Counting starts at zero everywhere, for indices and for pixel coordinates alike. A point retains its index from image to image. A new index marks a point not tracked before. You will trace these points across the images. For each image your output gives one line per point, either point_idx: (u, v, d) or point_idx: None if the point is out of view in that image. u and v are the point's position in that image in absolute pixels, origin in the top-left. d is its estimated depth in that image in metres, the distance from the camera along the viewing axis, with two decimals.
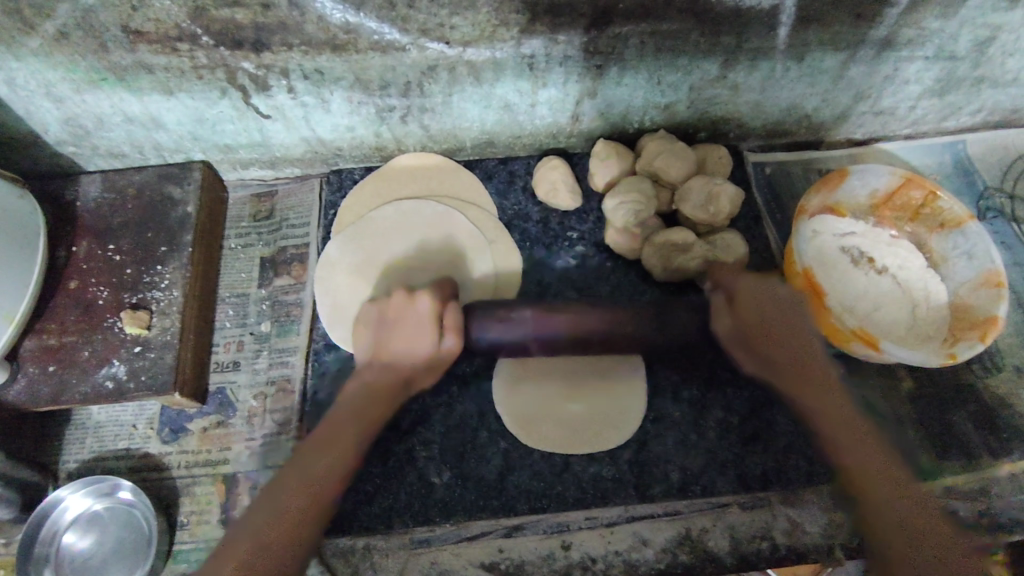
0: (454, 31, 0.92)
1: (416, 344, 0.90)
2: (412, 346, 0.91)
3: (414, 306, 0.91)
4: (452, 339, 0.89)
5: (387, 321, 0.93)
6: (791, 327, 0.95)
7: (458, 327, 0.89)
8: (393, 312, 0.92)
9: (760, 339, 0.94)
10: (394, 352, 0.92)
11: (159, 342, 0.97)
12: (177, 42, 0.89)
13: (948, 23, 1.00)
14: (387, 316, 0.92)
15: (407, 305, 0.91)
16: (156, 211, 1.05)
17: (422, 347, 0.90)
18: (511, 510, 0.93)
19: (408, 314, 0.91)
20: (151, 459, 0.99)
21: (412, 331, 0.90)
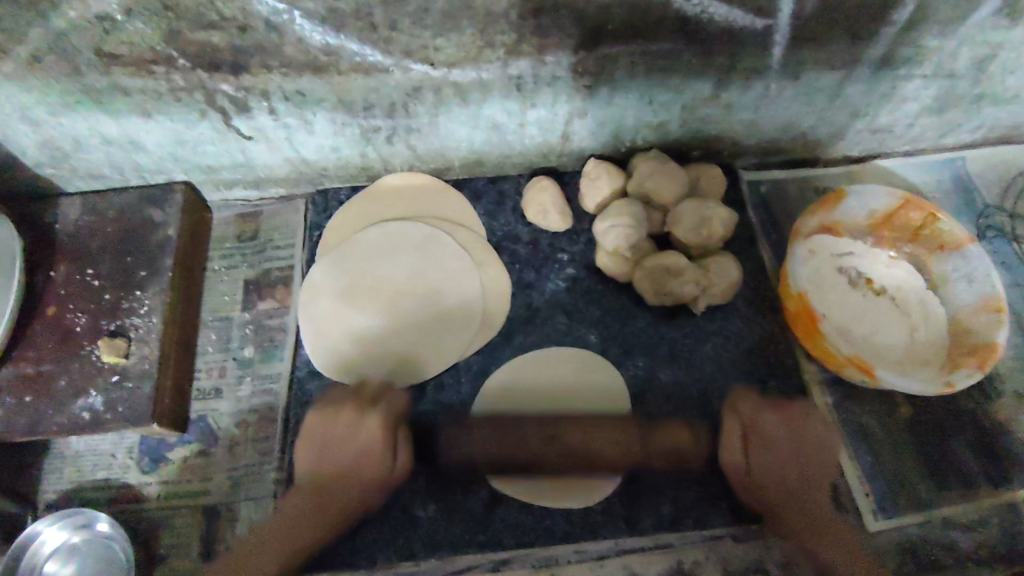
0: (438, 52, 0.90)
1: (365, 451, 0.86)
2: (358, 467, 0.86)
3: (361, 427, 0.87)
4: (403, 464, 0.88)
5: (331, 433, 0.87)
6: (813, 453, 0.90)
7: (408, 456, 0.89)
8: (335, 429, 0.87)
9: (752, 442, 0.89)
10: (337, 461, 0.86)
11: (137, 371, 0.95)
12: (153, 65, 0.87)
13: (947, 42, 0.97)
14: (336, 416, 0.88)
15: (360, 424, 0.87)
16: (137, 235, 1.03)
17: (378, 455, 0.86)
18: (498, 544, 0.90)
19: (349, 431, 0.87)
20: (130, 490, 0.97)
21: (363, 460, 0.85)
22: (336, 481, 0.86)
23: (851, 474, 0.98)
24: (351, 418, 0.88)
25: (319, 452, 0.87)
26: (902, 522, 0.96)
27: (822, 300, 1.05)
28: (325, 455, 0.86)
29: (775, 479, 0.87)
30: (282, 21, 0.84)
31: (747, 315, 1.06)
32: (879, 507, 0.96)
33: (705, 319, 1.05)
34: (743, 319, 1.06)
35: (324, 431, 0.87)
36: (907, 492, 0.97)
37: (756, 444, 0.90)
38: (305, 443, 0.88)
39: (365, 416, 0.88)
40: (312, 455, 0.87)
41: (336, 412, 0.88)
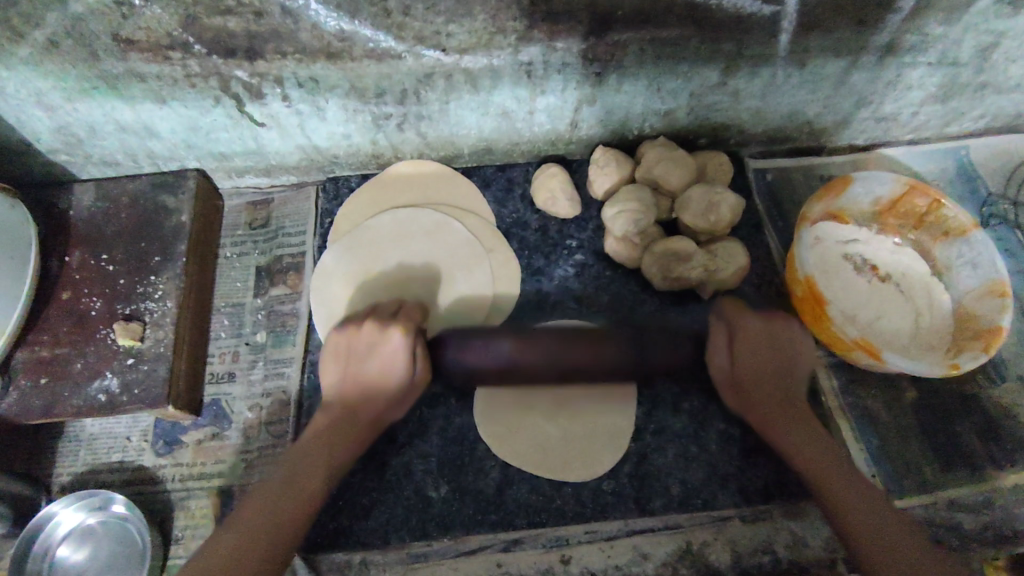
0: (450, 39, 0.91)
1: (385, 376, 0.89)
2: (378, 373, 0.89)
3: (378, 354, 0.89)
4: (422, 365, 0.90)
5: (352, 343, 0.90)
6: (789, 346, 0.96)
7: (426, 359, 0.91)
8: (361, 361, 0.89)
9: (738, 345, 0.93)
10: (361, 387, 0.90)
11: (152, 354, 0.96)
12: (168, 51, 0.88)
13: (952, 29, 0.98)
14: (352, 335, 0.90)
15: (378, 337, 0.88)
16: (150, 220, 1.04)
17: (397, 375, 0.88)
18: (510, 525, 0.91)
19: (370, 338, 0.88)
20: (145, 472, 0.98)
21: (375, 381, 0.89)
22: (358, 385, 0.90)
23: (857, 456, 0.99)
24: (370, 334, 0.89)
25: (342, 372, 0.90)
26: (908, 503, 0.97)
27: (830, 287, 1.06)
28: (335, 425, 0.89)
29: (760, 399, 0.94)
30: (298, 7, 0.84)
31: (754, 300, 1.07)
32: (885, 488, 0.98)
33: (713, 304, 1.06)
34: (750, 304, 1.07)
35: (346, 347, 0.91)
36: (913, 473, 0.98)
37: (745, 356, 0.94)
38: (331, 361, 0.91)
39: (383, 332, 0.88)
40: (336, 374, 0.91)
41: (357, 325, 0.90)
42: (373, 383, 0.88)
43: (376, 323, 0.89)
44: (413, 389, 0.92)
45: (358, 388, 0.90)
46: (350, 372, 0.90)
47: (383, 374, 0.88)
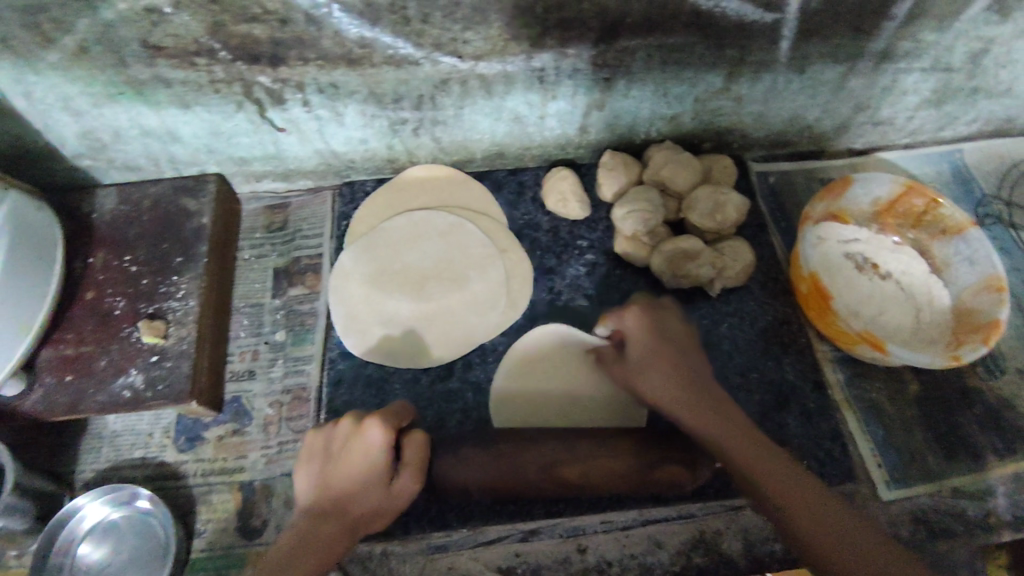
0: (466, 45, 0.95)
1: (368, 479, 0.82)
2: (362, 485, 0.82)
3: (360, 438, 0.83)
4: (406, 480, 0.85)
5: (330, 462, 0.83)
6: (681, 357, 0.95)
7: (417, 470, 0.85)
8: (338, 454, 0.83)
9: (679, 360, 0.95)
10: (342, 486, 0.82)
11: (175, 351, 0.98)
12: (195, 57, 0.92)
13: (944, 36, 1.03)
14: (335, 457, 0.83)
15: (358, 438, 0.83)
16: (172, 222, 1.07)
17: (379, 466, 0.82)
18: (527, 515, 0.93)
19: (352, 449, 0.83)
20: (167, 468, 1.00)
21: (359, 484, 0.82)
22: (336, 490, 0.82)
23: (863, 446, 1.01)
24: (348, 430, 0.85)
25: (320, 473, 0.83)
26: (914, 492, 0.99)
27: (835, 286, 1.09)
28: (317, 535, 0.80)
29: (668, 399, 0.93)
30: (321, 14, 0.88)
31: (760, 297, 1.11)
32: (892, 477, 1.00)
33: (721, 301, 1.10)
34: (757, 301, 1.10)
35: (324, 446, 0.85)
36: (918, 463, 1.01)
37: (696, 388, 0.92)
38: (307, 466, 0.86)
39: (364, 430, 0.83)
40: (313, 475, 0.84)
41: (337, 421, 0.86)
42: (355, 472, 0.82)
43: (353, 422, 0.84)
44: (396, 501, 0.84)
45: (341, 496, 0.82)
46: (331, 487, 0.82)
47: (369, 483, 0.82)
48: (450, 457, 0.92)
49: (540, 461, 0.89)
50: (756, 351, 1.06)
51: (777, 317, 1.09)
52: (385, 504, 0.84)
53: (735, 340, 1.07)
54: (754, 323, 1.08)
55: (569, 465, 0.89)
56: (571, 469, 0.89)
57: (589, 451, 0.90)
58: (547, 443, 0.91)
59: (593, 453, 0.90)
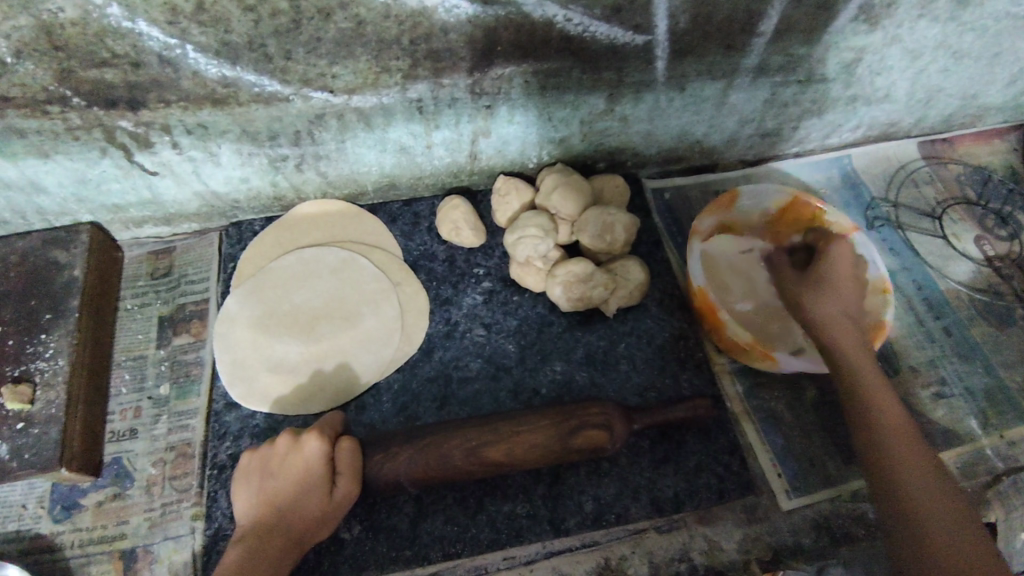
0: (336, 80, 0.93)
1: (306, 489, 0.82)
2: (302, 499, 0.82)
3: (297, 452, 0.84)
4: (343, 488, 0.83)
5: (267, 478, 0.84)
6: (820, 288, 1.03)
7: (355, 478, 0.84)
8: (279, 467, 0.83)
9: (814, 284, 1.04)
10: (281, 502, 0.82)
11: (44, 416, 0.92)
12: (47, 105, 0.87)
13: (815, 48, 1.05)
14: (277, 469, 0.83)
15: (296, 451, 0.84)
16: (41, 277, 1.01)
17: (316, 474, 0.82)
18: (425, 558, 0.91)
19: (291, 462, 0.83)
20: (43, 540, 0.94)
21: (298, 493, 0.82)
22: (277, 501, 0.82)
23: (763, 456, 1.02)
24: (286, 446, 0.85)
25: (259, 490, 0.83)
26: (816, 498, 1.00)
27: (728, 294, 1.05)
28: (257, 550, 0.79)
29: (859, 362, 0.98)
30: (176, 56, 0.84)
31: (657, 314, 1.11)
32: (792, 486, 1.00)
33: (618, 321, 1.09)
34: (654, 319, 1.11)
35: (262, 463, 0.85)
36: (817, 468, 1.02)
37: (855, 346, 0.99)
38: (245, 485, 0.85)
39: (301, 444, 0.84)
40: (253, 493, 0.83)
41: (274, 438, 0.86)
42: (293, 484, 0.82)
43: (291, 437, 0.85)
44: (339, 510, 0.83)
45: (281, 508, 0.82)
46: (268, 501, 0.82)
47: (304, 495, 0.82)
48: (378, 453, 0.87)
49: (464, 446, 0.86)
50: (654, 369, 1.06)
51: (675, 333, 1.10)
52: (327, 515, 0.83)
53: (633, 359, 1.07)
54: (652, 341, 1.09)
55: (493, 446, 0.87)
56: (496, 450, 0.87)
57: (510, 431, 0.88)
58: (469, 426, 0.89)
59: (515, 431, 0.88)
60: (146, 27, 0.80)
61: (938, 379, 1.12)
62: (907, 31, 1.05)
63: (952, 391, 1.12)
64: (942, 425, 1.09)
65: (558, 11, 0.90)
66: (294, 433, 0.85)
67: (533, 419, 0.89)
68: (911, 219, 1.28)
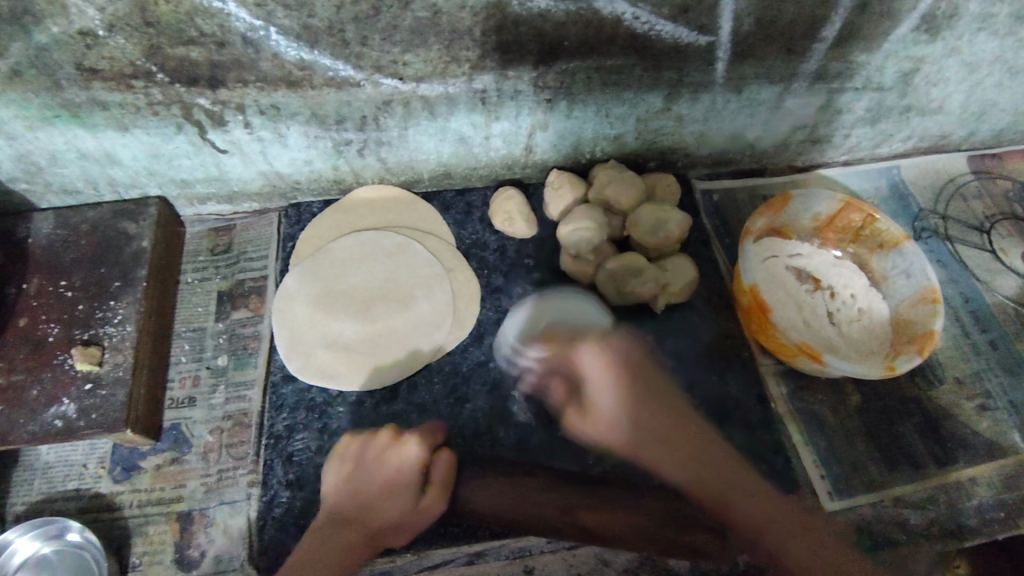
0: (406, 68, 0.96)
1: (398, 494, 0.86)
2: (390, 500, 0.86)
3: (397, 452, 0.88)
4: (427, 499, 0.87)
5: (357, 472, 0.88)
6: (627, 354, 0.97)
7: (442, 492, 0.88)
8: (374, 462, 0.88)
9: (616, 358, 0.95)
10: (366, 499, 0.86)
11: (111, 378, 0.96)
12: (131, 80, 0.91)
13: (874, 56, 1.06)
14: (374, 463, 0.87)
15: (393, 451, 0.88)
16: (111, 246, 1.05)
17: (411, 478, 0.87)
18: (472, 537, 0.93)
19: (391, 460, 0.87)
20: (102, 499, 0.97)
21: (389, 494, 0.86)
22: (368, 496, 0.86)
23: (806, 457, 1.04)
24: (385, 444, 0.89)
25: (350, 482, 0.87)
26: (857, 502, 1.01)
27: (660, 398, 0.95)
28: (328, 544, 0.83)
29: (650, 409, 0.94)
30: (258, 37, 0.88)
31: (703, 312, 1.13)
32: (834, 488, 1.02)
33: (665, 317, 1.11)
34: (701, 317, 1.12)
35: (359, 455, 0.89)
36: (859, 473, 1.03)
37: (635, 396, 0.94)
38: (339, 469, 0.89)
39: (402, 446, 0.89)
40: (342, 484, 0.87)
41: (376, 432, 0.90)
42: (385, 480, 0.86)
43: (393, 434, 0.90)
44: (418, 520, 0.87)
45: (367, 504, 0.86)
46: (354, 488, 0.86)
47: (390, 502, 0.86)
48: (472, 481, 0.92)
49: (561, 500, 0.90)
50: (700, 366, 1.08)
51: (721, 332, 1.12)
52: (407, 521, 0.86)
53: (680, 355, 1.08)
54: (698, 338, 1.10)
55: (591, 510, 0.90)
56: (592, 514, 0.90)
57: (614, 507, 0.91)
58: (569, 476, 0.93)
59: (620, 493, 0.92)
60: (234, 7, 0.84)
61: (983, 392, 1.11)
62: (966, 43, 1.06)
63: (997, 404, 1.10)
64: (986, 437, 1.07)
65: (628, 9, 0.92)
66: (396, 432, 0.90)
67: (631, 500, 0.93)
68: (958, 232, 1.27)
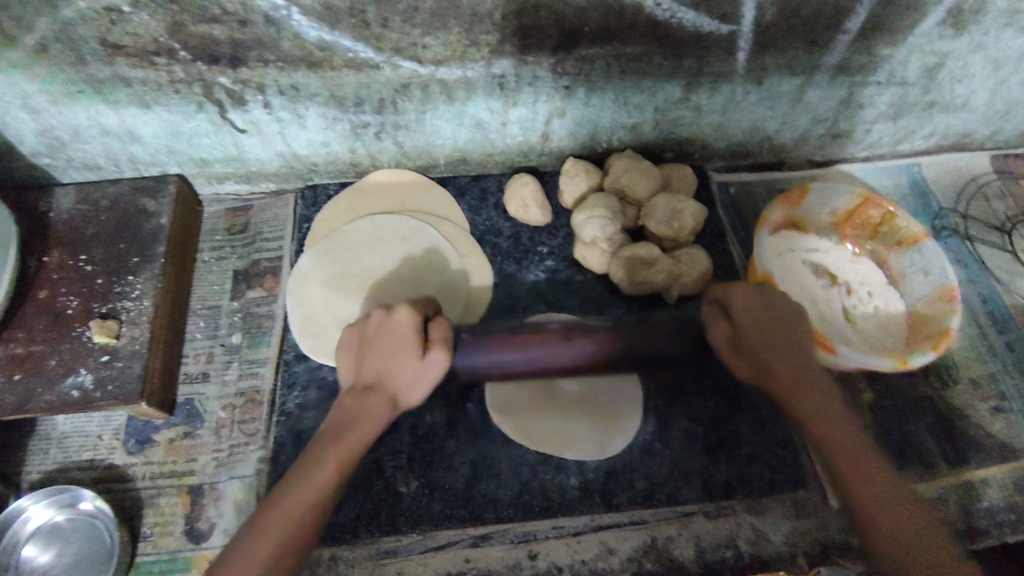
0: (425, 50, 0.96)
1: (406, 359, 0.81)
2: (394, 366, 0.81)
3: (392, 320, 0.83)
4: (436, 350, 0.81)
5: (365, 328, 0.84)
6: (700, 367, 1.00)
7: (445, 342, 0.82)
8: (373, 329, 0.83)
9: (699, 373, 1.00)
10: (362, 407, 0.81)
11: (127, 352, 0.97)
12: (155, 57, 0.92)
13: (898, 50, 1.05)
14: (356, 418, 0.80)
15: (388, 320, 0.83)
16: (131, 222, 1.07)
17: (410, 346, 0.81)
18: (479, 519, 0.93)
19: (387, 331, 0.82)
20: (115, 470, 0.99)
21: (391, 354, 0.81)
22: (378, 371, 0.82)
23: None
24: (380, 317, 0.84)
25: (358, 361, 0.83)
26: None
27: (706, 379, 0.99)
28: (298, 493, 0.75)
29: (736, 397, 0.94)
30: (280, 17, 0.88)
31: None
32: None
33: (677, 308, 1.11)
34: None
35: (359, 339, 0.84)
36: None
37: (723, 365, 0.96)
38: (344, 357, 0.85)
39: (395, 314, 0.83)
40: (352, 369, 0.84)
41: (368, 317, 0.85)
42: (386, 345, 0.82)
43: (385, 310, 0.84)
44: (427, 374, 0.82)
45: (367, 397, 0.81)
46: (362, 366, 0.83)
47: (401, 366, 0.81)
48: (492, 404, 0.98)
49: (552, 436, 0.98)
50: None
51: None
52: (417, 377, 0.81)
53: None
54: None
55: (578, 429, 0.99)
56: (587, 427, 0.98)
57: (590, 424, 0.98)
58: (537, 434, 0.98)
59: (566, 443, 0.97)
60: None
61: (998, 394, 1.09)
62: (992, 39, 1.04)
63: (1012, 406, 1.08)
64: (1000, 438, 1.06)
65: None
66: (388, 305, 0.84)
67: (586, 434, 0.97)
68: (978, 232, 1.25)
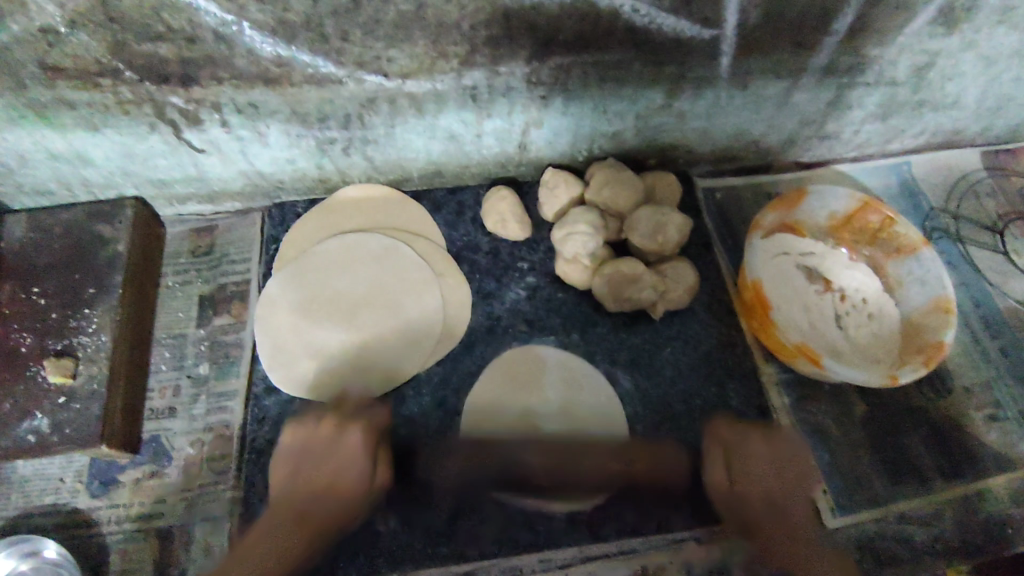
0: (390, 63, 0.90)
1: (344, 480, 0.87)
2: (333, 491, 0.87)
3: (341, 438, 0.89)
4: (381, 478, 0.90)
5: (312, 445, 0.89)
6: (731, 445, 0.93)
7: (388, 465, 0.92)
8: (319, 448, 0.89)
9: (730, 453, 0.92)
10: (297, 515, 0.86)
11: (86, 391, 0.92)
12: (99, 78, 0.85)
13: (887, 50, 1.00)
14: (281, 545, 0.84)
15: (338, 440, 0.89)
16: (86, 250, 1.01)
17: (355, 470, 0.88)
18: (460, 556, 0.89)
19: (335, 448, 0.89)
20: (79, 515, 0.94)
21: (335, 471, 0.88)
22: (312, 494, 0.87)
23: None
24: (329, 432, 0.89)
25: (294, 475, 0.88)
26: (861, 518, 0.98)
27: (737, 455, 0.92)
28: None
29: (755, 486, 0.89)
30: (231, 33, 0.83)
31: (704, 319, 1.09)
32: (837, 504, 0.98)
33: (664, 324, 1.07)
34: (701, 324, 1.08)
35: (302, 451, 0.89)
36: (864, 488, 0.99)
37: (738, 455, 0.91)
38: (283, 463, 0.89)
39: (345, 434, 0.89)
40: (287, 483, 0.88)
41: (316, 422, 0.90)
42: (329, 464, 0.88)
43: (335, 423, 0.90)
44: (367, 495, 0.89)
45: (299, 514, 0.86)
46: (297, 475, 0.88)
47: (337, 492, 0.87)
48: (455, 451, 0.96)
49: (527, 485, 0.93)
50: (700, 375, 1.04)
51: (722, 340, 1.07)
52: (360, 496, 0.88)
53: (679, 364, 1.04)
54: (698, 346, 1.06)
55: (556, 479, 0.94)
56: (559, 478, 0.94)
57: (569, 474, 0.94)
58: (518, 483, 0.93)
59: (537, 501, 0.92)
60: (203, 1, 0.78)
61: (993, 402, 1.07)
62: (984, 37, 1.00)
63: (1006, 415, 1.06)
64: (994, 449, 1.03)
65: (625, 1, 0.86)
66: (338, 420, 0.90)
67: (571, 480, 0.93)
68: (970, 232, 1.22)
